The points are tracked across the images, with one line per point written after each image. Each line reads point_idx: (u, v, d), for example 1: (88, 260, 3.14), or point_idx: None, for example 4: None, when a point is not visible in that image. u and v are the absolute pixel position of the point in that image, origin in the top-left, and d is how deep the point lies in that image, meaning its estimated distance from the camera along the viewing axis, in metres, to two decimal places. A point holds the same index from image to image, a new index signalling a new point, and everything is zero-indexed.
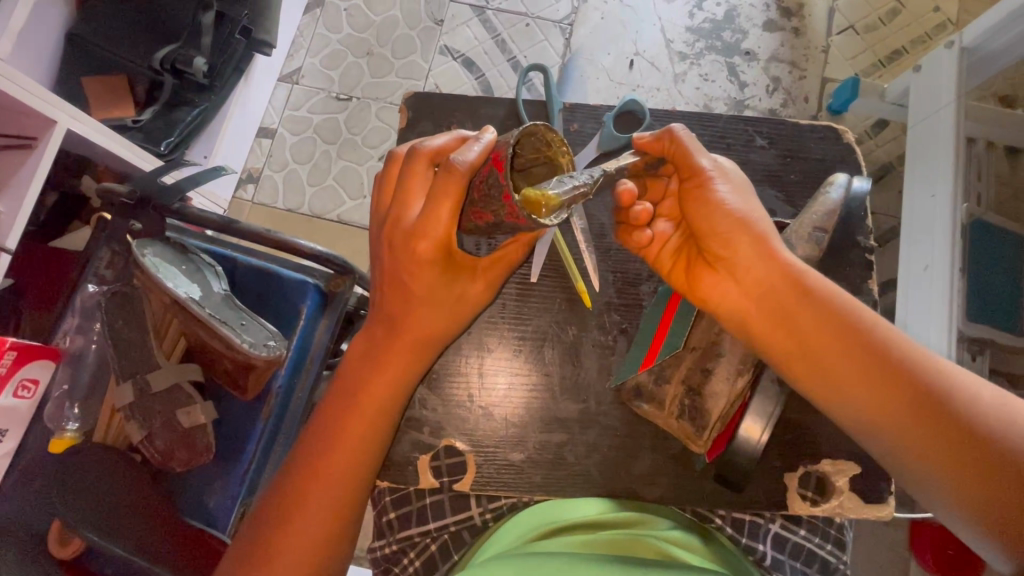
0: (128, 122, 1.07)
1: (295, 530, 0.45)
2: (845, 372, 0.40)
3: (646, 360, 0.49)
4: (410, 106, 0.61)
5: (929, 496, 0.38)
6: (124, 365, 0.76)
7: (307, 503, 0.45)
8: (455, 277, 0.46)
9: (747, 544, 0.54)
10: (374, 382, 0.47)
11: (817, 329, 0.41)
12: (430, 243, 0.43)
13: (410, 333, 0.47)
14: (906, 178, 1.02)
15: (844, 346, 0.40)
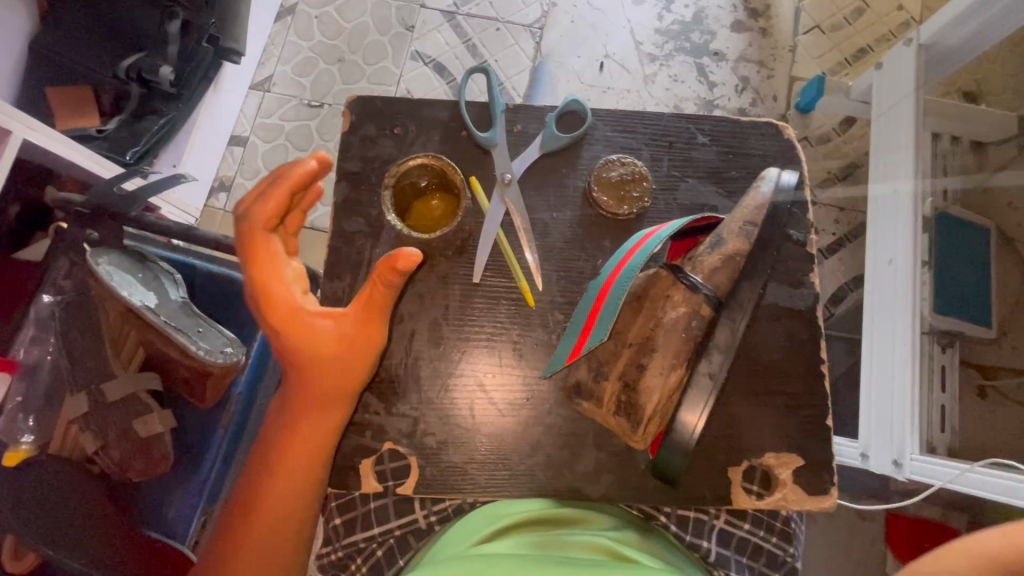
0: (93, 132, 1.07)
1: (252, 538, 0.47)
2: None
3: (573, 353, 0.46)
4: (353, 110, 0.60)
5: None
6: (79, 376, 0.75)
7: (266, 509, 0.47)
8: (320, 324, 0.47)
9: (692, 540, 0.54)
10: (302, 422, 0.48)
11: None
12: (279, 297, 0.47)
13: (311, 376, 0.48)
14: (871, 173, 1.03)
15: None
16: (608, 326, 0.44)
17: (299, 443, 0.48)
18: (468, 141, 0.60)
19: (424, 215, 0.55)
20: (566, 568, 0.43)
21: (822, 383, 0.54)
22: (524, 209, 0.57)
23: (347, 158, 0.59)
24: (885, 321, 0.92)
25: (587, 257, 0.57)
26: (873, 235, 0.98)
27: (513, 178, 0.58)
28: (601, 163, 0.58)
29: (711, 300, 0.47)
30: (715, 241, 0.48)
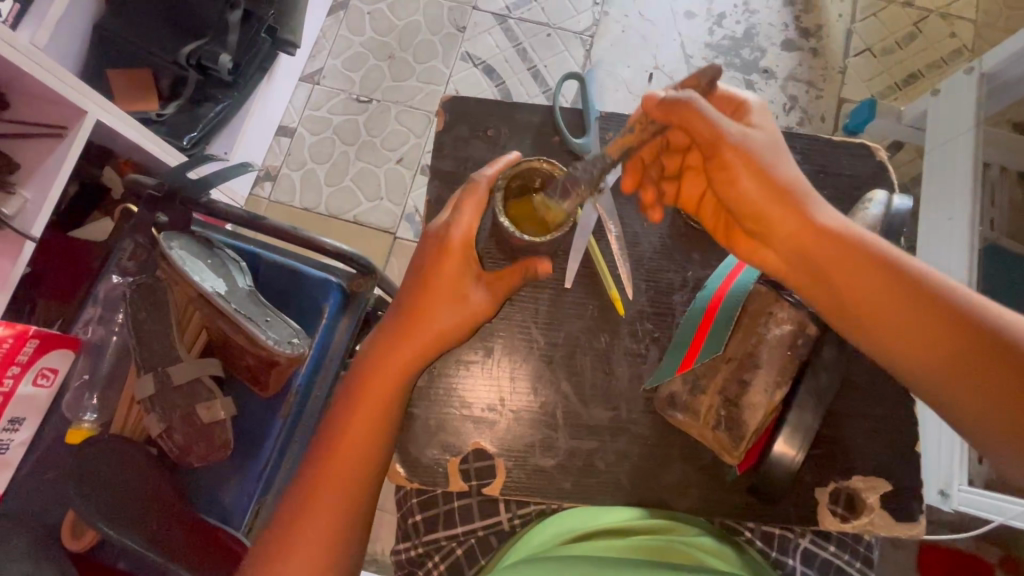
0: (152, 116, 1.08)
1: (308, 529, 0.45)
2: None
3: (685, 363, 0.49)
4: (446, 110, 0.61)
5: None
6: (145, 357, 0.75)
7: (339, 458, 0.47)
8: (467, 286, 0.49)
9: (776, 558, 0.54)
10: (391, 366, 0.48)
11: None
12: (458, 241, 0.48)
13: (427, 314, 0.48)
14: (924, 200, 1.03)
15: None
16: (724, 340, 0.48)
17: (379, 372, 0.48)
18: (560, 146, 0.60)
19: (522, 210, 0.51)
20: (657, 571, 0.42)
21: (912, 409, 0.53)
22: (616, 216, 0.57)
23: (439, 157, 0.60)
24: None
25: (676, 269, 0.57)
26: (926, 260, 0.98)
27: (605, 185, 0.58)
28: None
29: (816, 320, 0.47)
30: None
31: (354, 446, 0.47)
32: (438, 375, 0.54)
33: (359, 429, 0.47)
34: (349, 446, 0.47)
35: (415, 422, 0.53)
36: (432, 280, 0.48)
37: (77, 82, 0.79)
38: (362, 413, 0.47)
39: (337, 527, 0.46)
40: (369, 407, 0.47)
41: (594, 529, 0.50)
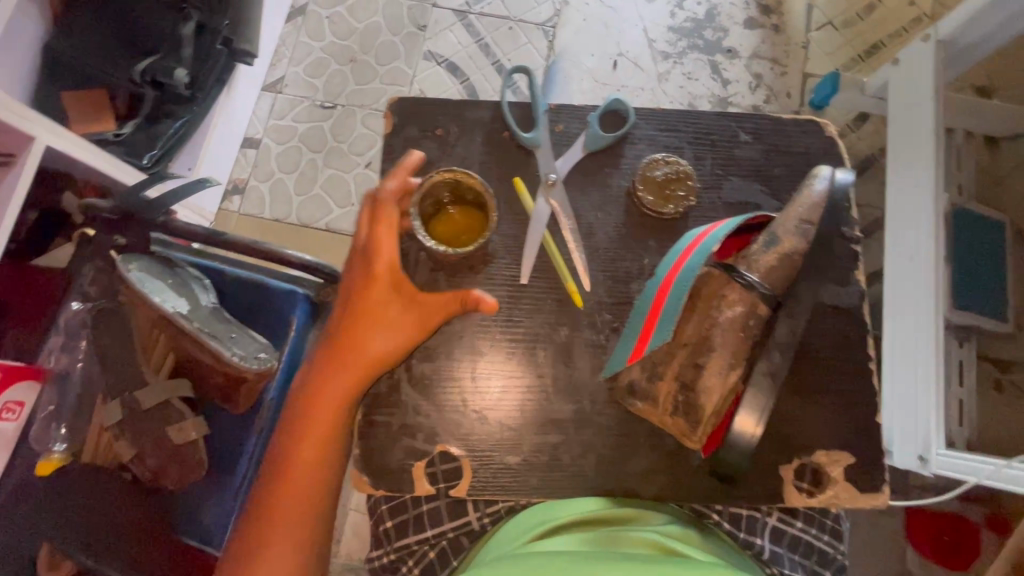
0: (109, 136, 1.07)
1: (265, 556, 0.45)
2: None
3: (636, 352, 0.49)
4: (393, 112, 0.59)
5: None
6: (112, 383, 0.74)
7: (299, 472, 0.47)
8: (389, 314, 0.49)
9: (745, 538, 0.54)
10: (327, 394, 0.48)
11: None
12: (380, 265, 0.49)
13: (357, 338, 0.48)
14: (891, 170, 1.04)
15: None
16: (673, 326, 0.47)
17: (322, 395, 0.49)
18: (509, 141, 0.59)
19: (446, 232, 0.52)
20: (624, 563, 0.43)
21: (873, 379, 0.54)
22: (570, 209, 0.57)
23: (389, 160, 0.58)
24: (909, 317, 0.93)
25: (633, 257, 0.57)
26: (895, 230, 0.99)
27: (557, 178, 0.57)
28: (645, 162, 0.58)
29: (767, 300, 0.47)
30: (769, 240, 0.48)
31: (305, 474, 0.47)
32: (399, 380, 0.53)
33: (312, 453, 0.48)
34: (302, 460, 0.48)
35: (378, 429, 0.52)
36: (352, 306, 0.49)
37: (25, 109, 0.78)
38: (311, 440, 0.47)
39: (308, 529, 0.47)
40: (319, 430, 0.48)
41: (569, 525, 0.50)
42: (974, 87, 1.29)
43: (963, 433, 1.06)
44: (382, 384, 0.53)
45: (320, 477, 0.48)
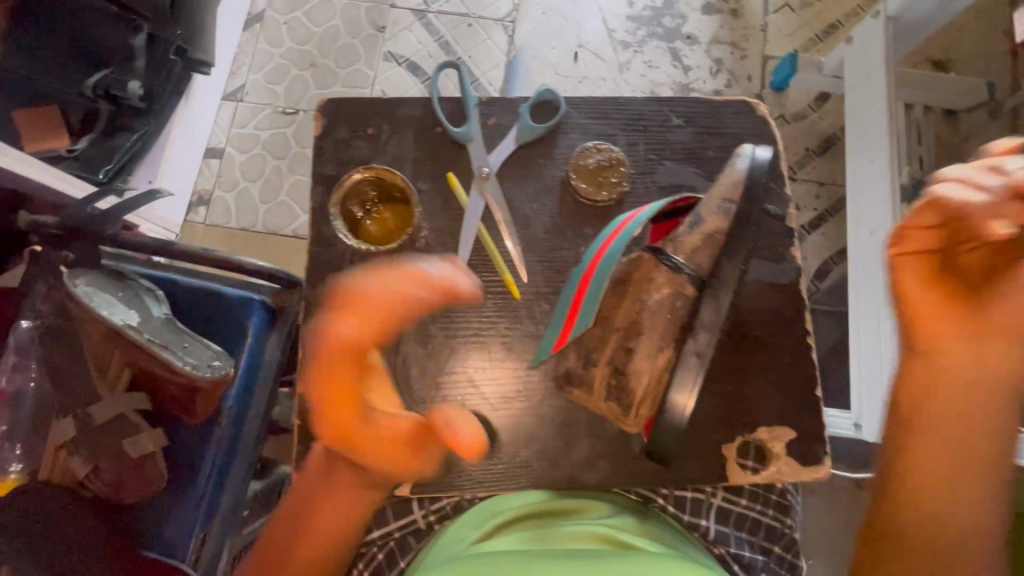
0: (62, 152, 1.00)
1: None
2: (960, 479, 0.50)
3: (560, 340, 0.50)
4: (324, 113, 0.59)
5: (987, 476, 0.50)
6: (66, 400, 0.75)
7: (307, 537, 0.48)
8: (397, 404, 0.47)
9: (691, 520, 0.55)
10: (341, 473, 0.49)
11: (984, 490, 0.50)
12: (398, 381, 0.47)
13: (366, 427, 0.48)
14: (851, 147, 1.04)
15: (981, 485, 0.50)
16: (592, 312, 0.48)
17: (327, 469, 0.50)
18: (442, 137, 0.59)
19: (380, 231, 0.56)
20: (559, 559, 0.43)
21: (810, 355, 0.55)
22: (503, 201, 0.57)
23: (321, 162, 0.58)
24: (870, 293, 0.94)
25: (570, 246, 0.57)
26: (854, 207, 1.00)
27: (490, 171, 0.57)
28: (578, 151, 0.58)
29: (693, 282, 0.47)
30: (694, 220, 0.48)
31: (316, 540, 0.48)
32: None
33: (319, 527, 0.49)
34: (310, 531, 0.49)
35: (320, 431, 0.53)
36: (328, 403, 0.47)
37: None
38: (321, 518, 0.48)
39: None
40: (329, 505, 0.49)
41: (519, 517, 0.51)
42: (930, 60, 1.29)
43: None
44: None
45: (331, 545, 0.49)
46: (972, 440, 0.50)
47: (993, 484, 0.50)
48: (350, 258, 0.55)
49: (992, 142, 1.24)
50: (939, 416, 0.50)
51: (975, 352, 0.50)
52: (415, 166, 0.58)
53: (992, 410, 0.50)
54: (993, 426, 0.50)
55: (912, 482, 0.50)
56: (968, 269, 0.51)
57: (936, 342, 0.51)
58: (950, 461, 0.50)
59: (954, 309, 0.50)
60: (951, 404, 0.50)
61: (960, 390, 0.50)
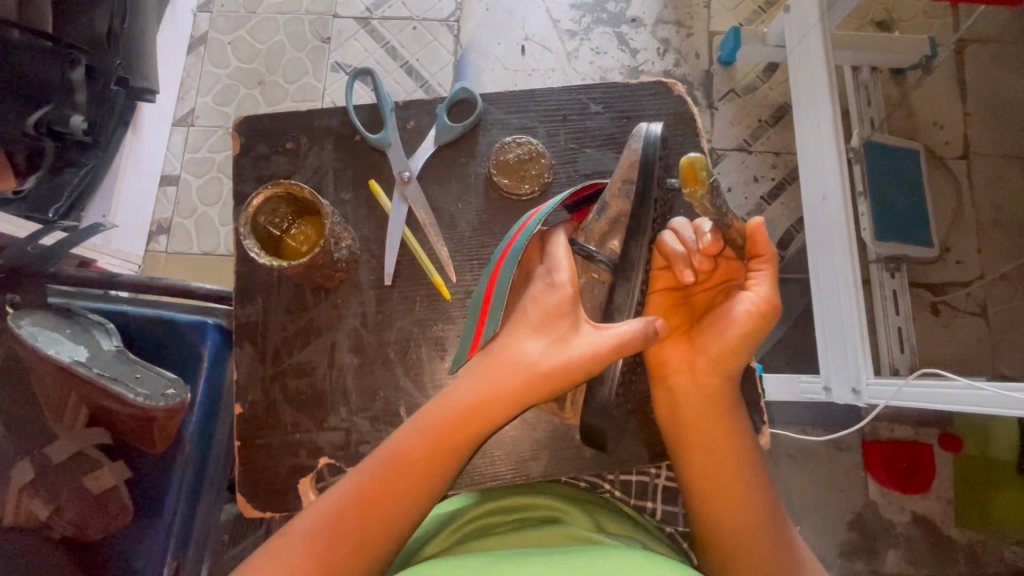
0: (9, 194, 0.96)
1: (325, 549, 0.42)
2: (728, 488, 0.49)
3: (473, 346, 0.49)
4: (242, 132, 0.59)
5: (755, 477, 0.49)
6: (17, 443, 0.74)
7: (400, 484, 0.44)
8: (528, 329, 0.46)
9: (638, 502, 0.62)
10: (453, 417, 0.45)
11: (749, 491, 0.49)
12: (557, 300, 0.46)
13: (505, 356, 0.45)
14: (798, 113, 1.04)
15: (748, 492, 0.49)
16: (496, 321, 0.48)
17: (443, 416, 0.45)
18: (361, 145, 0.59)
19: (303, 241, 0.53)
20: (510, 555, 0.46)
21: None
22: (425, 204, 0.57)
23: (242, 181, 0.59)
24: (827, 259, 0.94)
25: (497, 241, 0.58)
26: (804, 174, 1.01)
27: (411, 175, 0.57)
28: (495, 147, 0.59)
29: (605, 268, 0.50)
30: (600, 207, 0.52)
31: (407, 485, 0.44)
32: (275, 399, 0.55)
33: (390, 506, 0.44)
34: (383, 492, 0.44)
35: (261, 449, 0.55)
36: (556, 319, 0.46)
37: None
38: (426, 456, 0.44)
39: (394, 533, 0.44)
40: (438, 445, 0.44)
41: (470, 516, 0.55)
42: (874, 22, 1.26)
43: (905, 359, 1.07)
44: (259, 405, 0.55)
45: (418, 497, 0.44)
46: (720, 479, 0.49)
47: (769, 524, 0.48)
48: (279, 274, 0.56)
49: (936, 96, 1.26)
50: (693, 457, 0.50)
51: (707, 388, 0.50)
52: (337, 176, 0.58)
53: (739, 443, 0.49)
54: (742, 455, 0.49)
55: (707, 526, 0.49)
56: (697, 308, 0.53)
57: (672, 382, 0.52)
58: (711, 502, 0.49)
59: (684, 346, 0.51)
60: (705, 451, 0.49)
61: (700, 428, 0.50)
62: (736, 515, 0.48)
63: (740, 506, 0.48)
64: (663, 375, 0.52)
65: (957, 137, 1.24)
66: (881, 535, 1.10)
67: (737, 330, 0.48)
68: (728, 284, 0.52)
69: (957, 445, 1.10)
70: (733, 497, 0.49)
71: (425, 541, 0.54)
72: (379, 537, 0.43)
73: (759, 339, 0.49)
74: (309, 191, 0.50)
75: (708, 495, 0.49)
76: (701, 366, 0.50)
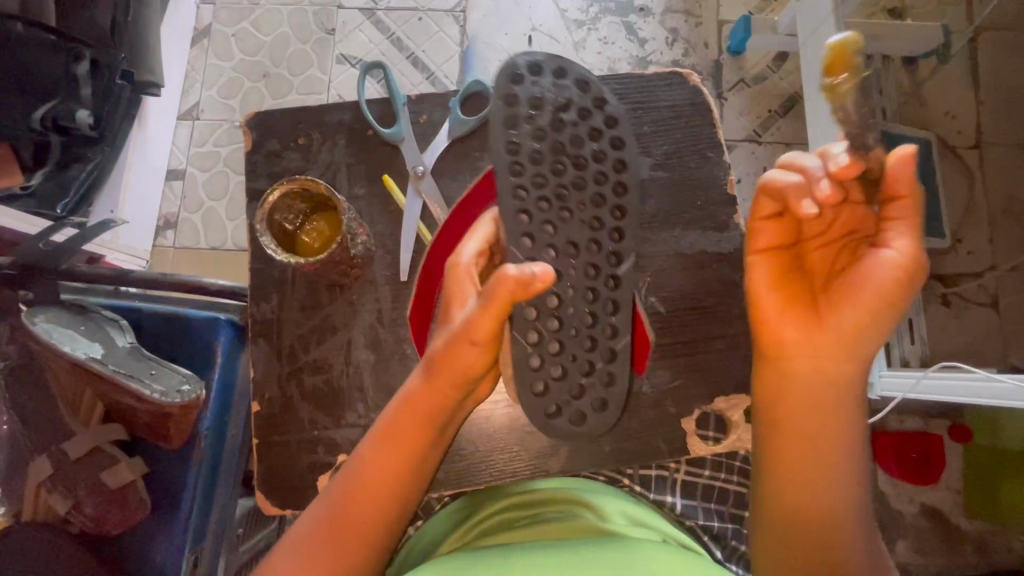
0: (16, 190, 0.95)
1: (340, 530, 0.47)
2: (817, 470, 0.45)
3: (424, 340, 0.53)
4: (253, 128, 0.59)
5: (848, 457, 0.45)
6: (37, 439, 0.76)
7: (373, 477, 0.48)
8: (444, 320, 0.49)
9: (657, 496, 0.63)
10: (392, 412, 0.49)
11: (836, 472, 0.45)
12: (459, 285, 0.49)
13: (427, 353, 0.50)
14: (809, 104, 1.03)
15: (835, 472, 0.45)
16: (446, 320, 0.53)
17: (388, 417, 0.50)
18: (375, 140, 0.59)
19: (317, 239, 0.53)
20: (539, 547, 0.46)
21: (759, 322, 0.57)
22: (440, 200, 0.57)
23: (254, 178, 0.58)
24: None
25: None
26: None
27: (425, 170, 0.57)
28: None
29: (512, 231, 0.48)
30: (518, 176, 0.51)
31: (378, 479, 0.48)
32: (292, 396, 0.56)
33: (369, 495, 0.47)
34: (374, 482, 0.48)
35: (279, 446, 0.55)
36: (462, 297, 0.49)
37: None
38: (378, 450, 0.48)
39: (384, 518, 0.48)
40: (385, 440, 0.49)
41: (487, 511, 0.55)
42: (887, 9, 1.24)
43: (915, 351, 1.07)
44: (276, 403, 0.56)
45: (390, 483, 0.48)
46: (818, 469, 0.45)
47: (853, 505, 0.45)
48: (294, 271, 0.56)
49: (949, 85, 1.24)
50: (796, 445, 0.46)
51: (829, 370, 0.44)
52: (350, 173, 0.58)
53: (836, 419, 0.45)
54: (848, 443, 0.45)
55: (791, 507, 0.46)
56: (815, 268, 0.46)
57: (791, 362, 0.46)
58: (796, 482, 0.46)
59: (804, 323, 0.45)
60: (797, 431, 0.45)
61: (811, 416, 0.45)
62: (823, 496, 0.45)
63: (827, 489, 0.45)
64: (778, 354, 0.46)
65: (970, 127, 1.23)
66: (891, 526, 1.10)
67: (875, 299, 0.43)
68: (851, 237, 0.45)
69: (966, 436, 1.10)
70: (819, 478, 0.45)
71: (446, 534, 0.55)
72: (372, 524, 0.47)
73: (899, 306, 0.44)
74: (327, 188, 0.49)
75: (798, 474, 0.45)
76: (824, 347, 0.44)
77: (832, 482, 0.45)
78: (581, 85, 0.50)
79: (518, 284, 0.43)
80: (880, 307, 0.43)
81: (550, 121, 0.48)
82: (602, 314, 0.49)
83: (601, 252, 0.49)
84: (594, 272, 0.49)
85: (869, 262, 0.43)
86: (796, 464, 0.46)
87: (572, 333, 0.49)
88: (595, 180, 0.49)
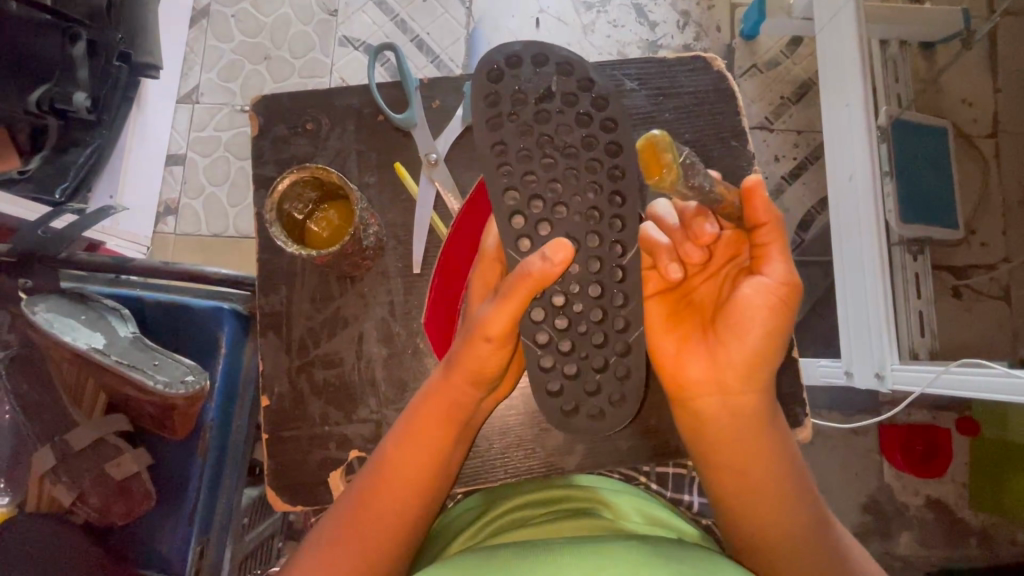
0: (13, 173, 0.93)
1: (349, 540, 0.46)
2: (756, 488, 0.47)
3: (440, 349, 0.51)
4: (259, 112, 0.57)
5: (786, 475, 0.47)
6: (40, 429, 0.75)
7: (387, 481, 0.48)
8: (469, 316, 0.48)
9: (673, 495, 0.63)
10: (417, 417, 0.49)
11: (776, 489, 0.47)
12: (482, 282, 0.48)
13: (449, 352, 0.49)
14: (826, 90, 1.00)
15: (775, 489, 0.47)
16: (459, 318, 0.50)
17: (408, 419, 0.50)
18: (386, 126, 0.56)
19: (328, 230, 0.51)
20: (547, 543, 0.46)
21: None
22: (454, 188, 0.55)
23: (260, 164, 0.56)
24: (856, 243, 0.90)
25: None
26: (833, 152, 0.97)
27: (439, 157, 0.55)
28: None
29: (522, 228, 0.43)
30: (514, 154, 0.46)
31: (393, 484, 0.48)
32: (302, 391, 0.54)
33: (395, 493, 0.48)
34: (389, 489, 0.48)
35: (290, 442, 0.54)
36: (486, 291, 0.48)
37: None
38: (403, 455, 0.48)
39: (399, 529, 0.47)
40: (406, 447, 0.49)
41: (502, 509, 0.54)
42: None
43: (926, 343, 1.05)
44: (286, 397, 0.54)
45: (410, 491, 0.48)
46: (752, 491, 0.47)
47: (798, 519, 0.47)
48: (304, 263, 0.55)
49: (967, 73, 1.21)
50: (726, 470, 0.48)
51: (733, 399, 0.46)
52: (361, 160, 0.56)
53: (771, 437, 0.47)
54: (783, 462, 0.47)
55: (736, 524, 0.49)
56: (703, 304, 0.48)
57: (697, 399, 0.47)
58: (739, 500, 0.48)
59: (703, 359, 0.46)
60: (733, 453, 0.47)
61: (735, 445, 0.47)
62: (765, 514, 0.47)
63: (767, 506, 0.47)
64: (683, 391, 0.47)
65: (988, 115, 1.20)
66: (898, 518, 1.10)
67: (759, 325, 0.44)
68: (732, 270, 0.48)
69: (974, 430, 1.07)
70: (760, 497, 0.47)
71: (460, 530, 0.54)
72: (395, 530, 0.47)
73: (784, 330, 0.45)
74: (336, 175, 0.47)
75: (741, 493, 0.48)
76: (722, 377, 0.45)
77: (779, 502, 0.47)
78: (565, 69, 0.42)
79: (544, 271, 0.41)
80: (776, 333, 0.45)
81: (532, 116, 0.41)
82: (609, 309, 0.45)
83: (605, 244, 0.44)
84: (599, 266, 0.45)
85: (745, 291, 0.45)
86: (740, 485, 0.48)
87: (582, 330, 0.45)
88: (591, 172, 0.43)
